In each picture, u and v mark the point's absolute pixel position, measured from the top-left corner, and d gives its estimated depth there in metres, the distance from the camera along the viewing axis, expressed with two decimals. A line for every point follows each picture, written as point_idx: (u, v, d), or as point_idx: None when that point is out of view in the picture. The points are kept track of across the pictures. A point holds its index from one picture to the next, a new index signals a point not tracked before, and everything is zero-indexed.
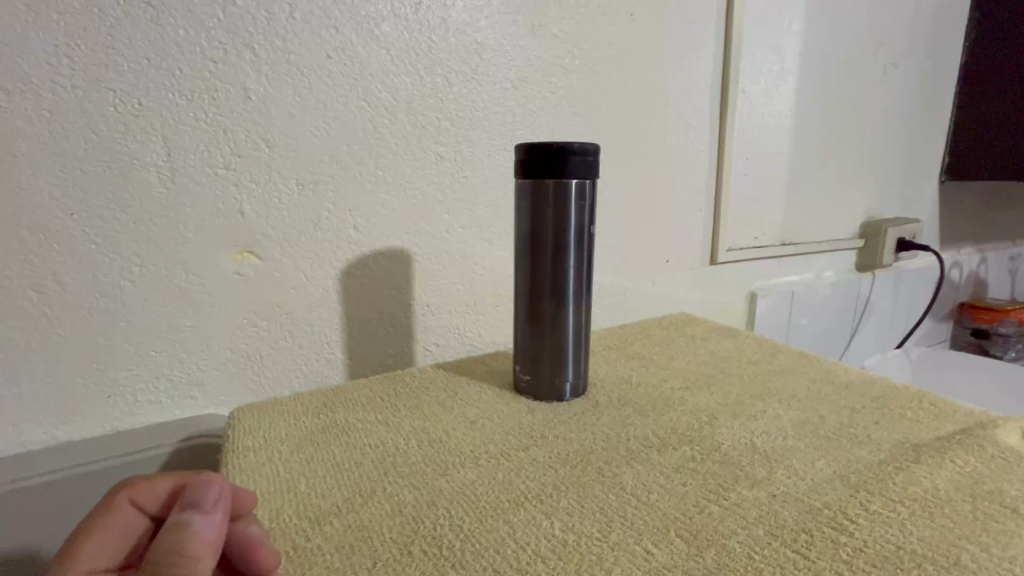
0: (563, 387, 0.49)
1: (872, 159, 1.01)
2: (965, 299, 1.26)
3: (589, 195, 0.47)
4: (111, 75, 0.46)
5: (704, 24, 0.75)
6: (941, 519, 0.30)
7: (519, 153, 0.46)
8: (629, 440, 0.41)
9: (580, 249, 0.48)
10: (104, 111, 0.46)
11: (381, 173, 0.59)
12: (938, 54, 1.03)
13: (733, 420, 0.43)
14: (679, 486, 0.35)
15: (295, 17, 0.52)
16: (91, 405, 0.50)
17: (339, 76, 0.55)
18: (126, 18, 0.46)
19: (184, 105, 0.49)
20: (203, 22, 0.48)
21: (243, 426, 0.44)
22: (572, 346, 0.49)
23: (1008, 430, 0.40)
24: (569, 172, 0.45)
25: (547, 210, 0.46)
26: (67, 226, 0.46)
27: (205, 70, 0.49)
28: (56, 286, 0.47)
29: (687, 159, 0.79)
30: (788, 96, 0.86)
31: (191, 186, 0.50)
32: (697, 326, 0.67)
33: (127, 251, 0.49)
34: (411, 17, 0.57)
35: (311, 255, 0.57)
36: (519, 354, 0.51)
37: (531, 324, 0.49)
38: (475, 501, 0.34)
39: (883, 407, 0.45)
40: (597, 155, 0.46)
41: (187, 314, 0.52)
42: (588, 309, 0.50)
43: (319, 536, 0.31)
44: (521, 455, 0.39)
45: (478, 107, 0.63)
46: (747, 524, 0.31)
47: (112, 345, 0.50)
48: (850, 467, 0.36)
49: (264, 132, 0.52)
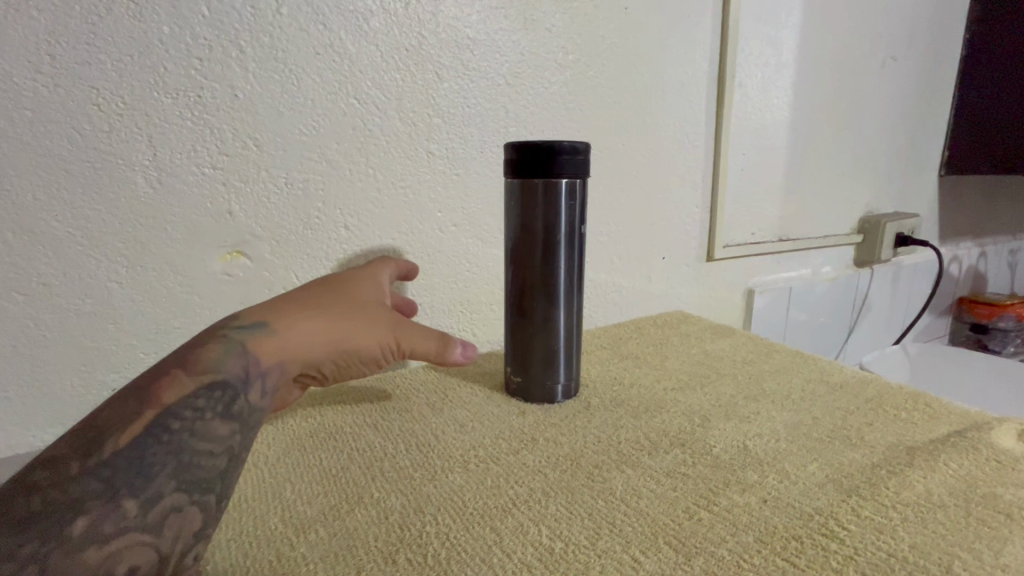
0: (553, 391, 0.49)
1: (871, 153, 1.00)
2: (963, 293, 1.26)
3: (580, 194, 0.46)
4: (94, 74, 0.45)
5: (700, 18, 0.74)
6: (934, 525, 0.30)
7: (509, 151, 0.45)
8: (619, 443, 0.40)
9: (571, 250, 0.48)
10: (87, 110, 0.45)
11: (372, 171, 0.58)
12: (938, 46, 1.02)
13: (726, 422, 0.43)
14: (669, 491, 0.34)
15: (283, 12, 0.51)
16: (80, 408, 0.50)
17: (329, 73, 0.54)
18: (109, 15, 0.45)
19: (170, 104, 0.48)
20: (188, 19, 0.47)
21: None
22: (563, 347, 0.49)
23: (1003, 432, 0.39)
24: (559, 171, 0.44)
25: (536, 209, 0.46)
26: (52, 228, 0.46)
27: (191, 68, 0.48)
28: (43, 289, 0.46)
29: (682, 154, 0.78)
30: (786, 90, 0.85)
31: (178, 186, 0.50)
32: (692, 324, 0.67)
33: (115, 252, 0.48)
34: (401, 12, 0.56)
35: (301, 254, 0.56)
36: (509, 356, 0.50)
37: (521, 326, 0.49)
38: (463, 507, 0.33)
39: (877, 408, 0.45)
40: (587, 153, 0.45)
41: (176, 316, 0.52)
42: (580, 311, 0.50)
43: (304, 544, 0.31)
44: (510, 459, 0.39)
45: (470, 104, 0.62)
46: (738, 531, 0.30)
47: (99, 347, 0.50)
48: (843, 471, 0.36)
49: (252, 132, 0.52)
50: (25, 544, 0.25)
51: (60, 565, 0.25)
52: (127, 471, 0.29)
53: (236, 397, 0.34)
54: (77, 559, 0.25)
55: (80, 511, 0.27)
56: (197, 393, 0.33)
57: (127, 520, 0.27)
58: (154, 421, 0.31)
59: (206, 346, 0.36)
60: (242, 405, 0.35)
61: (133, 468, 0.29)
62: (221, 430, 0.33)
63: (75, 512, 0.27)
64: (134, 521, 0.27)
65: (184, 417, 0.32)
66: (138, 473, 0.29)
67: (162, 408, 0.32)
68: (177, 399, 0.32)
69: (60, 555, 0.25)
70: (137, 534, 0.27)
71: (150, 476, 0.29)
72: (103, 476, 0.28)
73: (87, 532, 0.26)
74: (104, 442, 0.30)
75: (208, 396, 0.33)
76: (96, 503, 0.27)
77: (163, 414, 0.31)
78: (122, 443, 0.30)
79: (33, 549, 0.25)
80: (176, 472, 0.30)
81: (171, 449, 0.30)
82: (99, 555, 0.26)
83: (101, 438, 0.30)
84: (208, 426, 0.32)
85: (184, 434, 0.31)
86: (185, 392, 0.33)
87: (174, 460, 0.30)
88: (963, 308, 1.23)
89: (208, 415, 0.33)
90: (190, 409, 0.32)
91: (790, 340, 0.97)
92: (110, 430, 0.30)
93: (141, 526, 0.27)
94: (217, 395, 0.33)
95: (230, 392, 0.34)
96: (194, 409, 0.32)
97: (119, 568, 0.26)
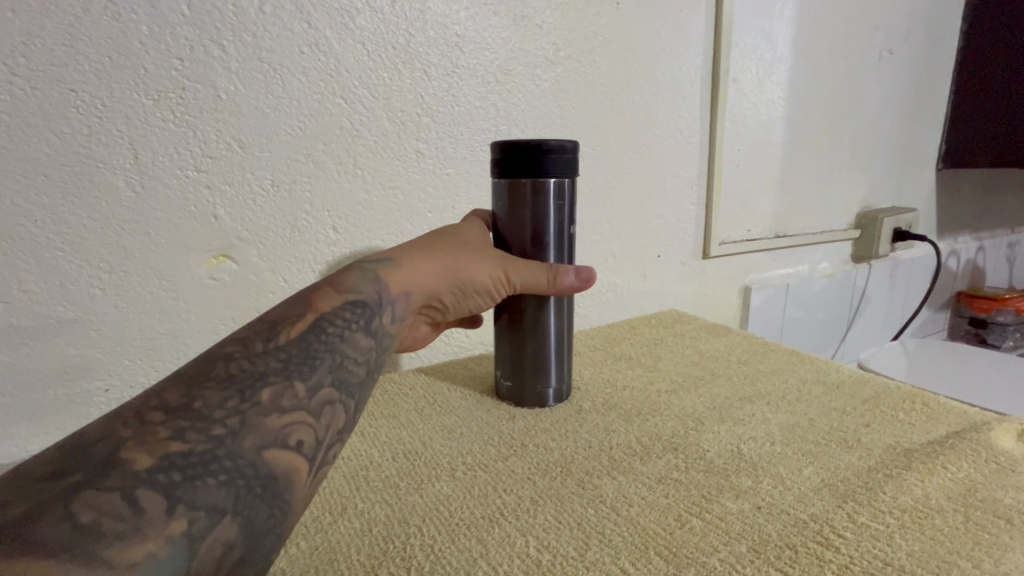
0: (544, 394, 0.48)
1: (868, 147, 0.99)
2: (962, 288, 1.25)
3: (568, 194, 0.46)
4: (72, 75, 0.44)
5: (693, 13, 0.73)
6: (931, 532, 0.29)
7: (495, 150, 0.44)
8: (611, 448, 0.40)
9: (560, 249, 0.47)
10: (65, 113, 0.44)
11: (360, 172, 0.57)
12: (935, 38, 1.01)
13: (719, 425, 0.42)
14: (662, 498, 0.33)
15: (266, 11, 0.50)
16: (66, 416, 0.49)
17: (314, 72, 0.53)
18: (85, 15, 0.44)
19: (150, 106, 0.47)
20: (168, 19, 0.46)
21: None
22: (554, 351, 0.48)
23: (1003, 434, 0.38)
24: (547, 170, 0.43)
25: (525, 208, 0.45)
26: (32, 233, 0.45)
27: (172, 69, 0.47)
28: (23, 296, 0.45)
29: (675, 152, 0.77)
30: (781, 85, 0.84)
31: (160, 190, 0.49)
32: (686, 324, 0.66)
33: (97, 257, 0.47)
34: (387, 10, 0.55)
35: (288, 257, 0.55)
36: (500, 357, 0.49)
37: (512, 325, 0.48)
38: (449, 517, 0.33)
39: (873, 408, 0.44)
40: (575, 152, 0.44)
41: (160, 322, 0.51)
42: (571, 312, 0.49)
43: (284, 559, 0.30)
44: (498, 466, 0.38)
45: (460, 102, 0.61)
46: (730, 540, 0.30)
47: (82, 354, 0.49)
48: (839, 475, 0.35)
49: (236, 133, 0.51)
50: (227, 399, 0.27)
51: (253, 423, 0.27)
52: (299, 357, 0.31)
53: (373, 317, 0.37)
54: (264, 422, 0.28)
55: (265, 381, 0.29)
56: (344, 306, 0.36)
57: (298, 399, 0.30)
58: (315, 321, 0.34)
59: (345, 274, 0.39)
60: (378, 323, 0.37)
61: (300, 356, 0.32)
62: (364, 344, 0.35)
63: (262, 383, 0.29)
64: (302, 401, 0.30)
65: (338, 324, 0.35)
66: (305, 361, 0.31)
67: (320, 313, 0.35)
68: (331, 309, 0.35)
69: (252, 414, 0.27)
70: (304, 415, 0.29)
71: (314, 366, 0.32)
72: (281, 357, 0.31)
73: (272, 400, 0.29)
74: (278, 331, 0.33)
75: (354, 309, 0.36)
76: (275, 378, 0.30)
77: (320, 317, 0.35)
78: (293, 334, 0.33)
79: (234, 405, 0.27)
80: (332, 368, 0.32)
81: (329, 349, 0.33)
82: (279, 423, 0.28)
83: (276, 327, 0.33)
84: (354, 336, 0.35)
85: (337, 338, 0.34)
86: (337, 305, 0.36)
87: (330, 358, 0.33)
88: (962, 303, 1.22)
89: (354, 326, 0.35)
90: (341, 319, 0.35)
91: (787, 337, 0.96)
92: (281, 324, 0.33)
93: (307, 408, 0.30)
94: (360, 310, 0.37)
95: (369, 310, 0.37)
96: (343, 318, 0.35)
97: (291, 439, 0.28)
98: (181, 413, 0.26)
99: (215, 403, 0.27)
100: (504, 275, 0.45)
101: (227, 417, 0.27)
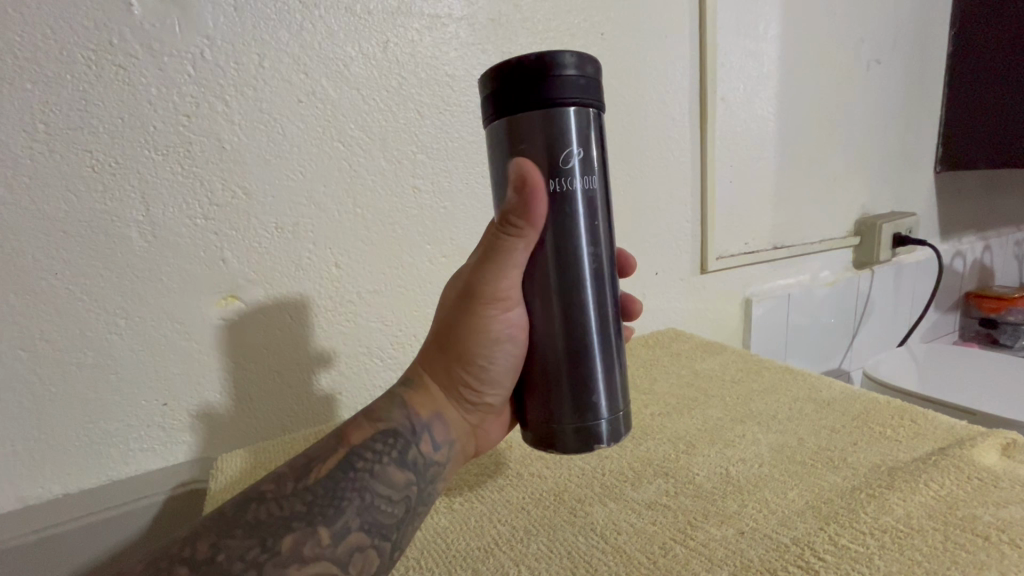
0: (596, 431, 0.37)
1: (863, 154, 1.00)
2: (970, 288, 1.24)
3: (595, 133, 0.36)
4: (87, 137, 0.47)
5: (676, 38, 0.75)
6: (909, 550, 0.30)
7: (486, 85, 0.35)
8: (604, 475, 0.41)
9: (592, 215, 0.36)
10: (82, 172, 0.47)
11: (360, 211, 0.60)
12: (923, 46, 1.02)
13: (711, 447, 0.44)
14: (647, 525, 0.35)
15: (265, 66, 0.53)
16: (86, 457, 0.52)
17: (311, 119, 0.56)
18: (99, 81, 0.47)
19: (159, 160, 0.50)
20: (175, 79, 0.49)
21: (219, 489, 0.48)
22: (601, 371, 0.37)
23: (986, 448, 0.40)
24: (563, 93, 0.33)
25: (539, 155, 0.35)
26: (53, 286, 0.48)
27: (180, 126, 0.50)
28: (46, 345, 0.48)
29: (669, 172, 0.79)
30: (769, 99, 0.85)
31: (170, 239, 0.51)
32: (683, 342, 0.67)
33: (114, 305, 0.50)
34: (379, 55, 0.58)
35: (293, 295, 0.58)
36: (533, 386, 0.38)
37: (546, 346, 0.37)
38: (448, 553, 0.35)
39: (862, 425, 0.45)
40: (595, 73, 0.35)
41: (175, 363, 0.53)
42: (619, 320, 0.39)
43: None
44: (494, 498, 0.40)
45: (454, 139, 0.64)
46: (713, 566, 0.31)
47: (102, 399, 0.51)
48: (823, 496, 0.36)
49: (242, 181, 0.53)
50: (247, 551, 0.31)
51: None
52: (323, 500, 0.34)
53: (408, 445, 0.38)
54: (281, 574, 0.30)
55: (288, 528, 0.32)
56: (375, 437, 0.38)
57: (322, 548, 0.32)
58: (345, 458, 0.36)
59: (376, 402, 0.40)
60: (414, 453, 0.38)
61: (326, 498, 0.34)
62: (398, 478, 0.36)
63: (285, 529, 0.32)
64: (326, 550, 0.32)
65: (368, 458, 0.36)
66: (332, 503, 0.34)
67: (350, 448, 0.37)
68: (361, 441, 0.37)
69: (269, 567, 0.30)
70: (330, 566, 0.32)
71: (340, 509, 0.34)
72: (307, 498, 0.34)
73: (290, 550, 0.31)
74: (310, 470, 0.36)
75: (384, 441, 0.37)
76: (299, 523, 0.33)
77: (352, 451, 0.37)
78: (321, 474, 0.35)
79: (253, 556, 0.31)
80: (360, 509, 0.34)
81: (358, 488, 0.35)
82: None
83: (309, 465, 0.36)
84: (387, 470, 0.36)
85: (367, 474, 0.36)
86: (367, 435, 0.38)
87: (360, 500, 0.34)
88: (971, 303, 1.21)
89: (386, 458, 0.37)
90: (372, 451, 0.37)
91: (792, 349, 0.97)
92: (315, 461, 0.36)
93: (332, 557, 0.32)
94: (392, 441, 0.38)
95: (401, 440, 0.38)
96: (374, 451, 0.37)
97: None
98: (205, 568, 0.30)
99: (236, 555, 0.31)
100: (494, 297, 0.37)
101: (245, 571, 0.30)
